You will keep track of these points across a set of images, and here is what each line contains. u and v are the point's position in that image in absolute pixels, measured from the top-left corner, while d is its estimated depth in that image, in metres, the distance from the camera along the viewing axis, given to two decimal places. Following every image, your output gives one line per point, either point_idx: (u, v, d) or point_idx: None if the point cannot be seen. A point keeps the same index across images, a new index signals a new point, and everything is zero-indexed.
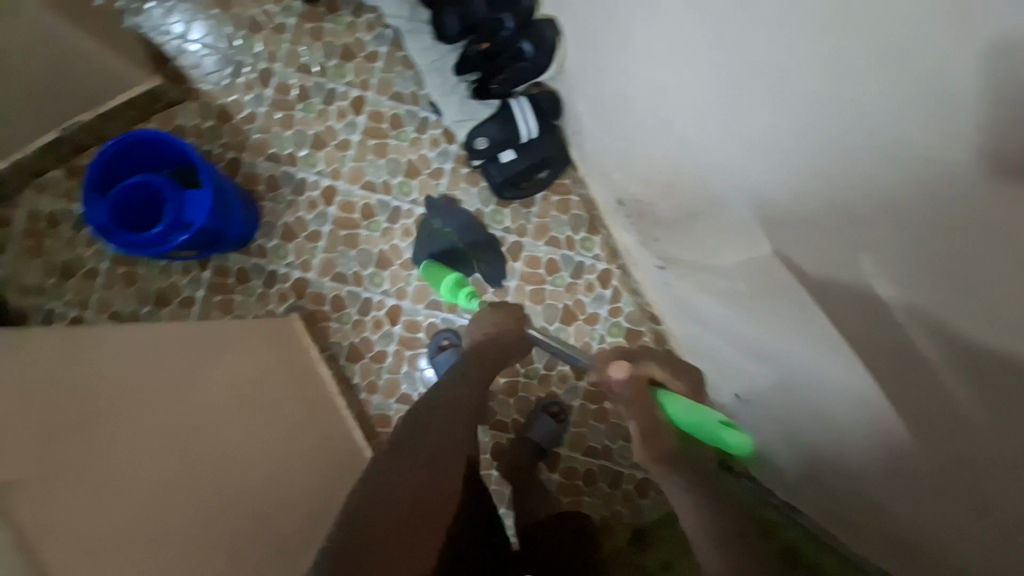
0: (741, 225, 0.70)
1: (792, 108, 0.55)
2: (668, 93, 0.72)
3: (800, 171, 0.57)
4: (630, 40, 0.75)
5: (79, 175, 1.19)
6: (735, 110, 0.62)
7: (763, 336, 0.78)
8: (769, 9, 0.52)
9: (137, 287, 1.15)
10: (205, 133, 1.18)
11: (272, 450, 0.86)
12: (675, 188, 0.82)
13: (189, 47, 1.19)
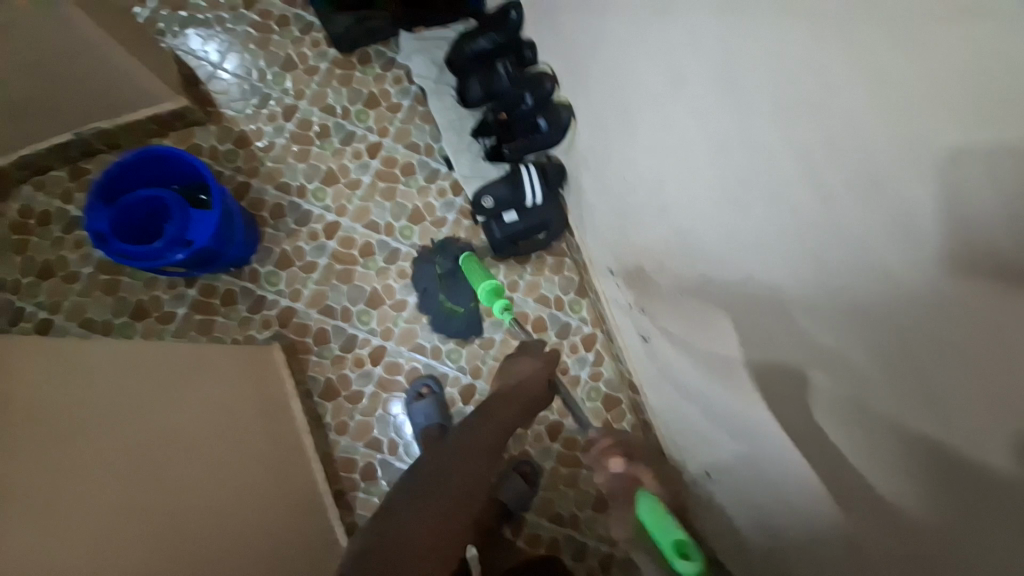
0: (723, 307, 0.73)
1: (767, 203, 0.60)
2: (668, 176, 0.78)
3: (779, 268, 0.60)
4: (638, 126, 0.82)
5: (84, 178, 1.19)
6: (725, 201, 0.67)
7: (733, 413, 0.80)
8: (758, 121, 0.57)
9: (116, 297, 1.12)
10: (220, 155, 1.21)
11: (223, 472, 0.82)
12: (663, 262, 0.87)
13: (221, 75, 1.25)
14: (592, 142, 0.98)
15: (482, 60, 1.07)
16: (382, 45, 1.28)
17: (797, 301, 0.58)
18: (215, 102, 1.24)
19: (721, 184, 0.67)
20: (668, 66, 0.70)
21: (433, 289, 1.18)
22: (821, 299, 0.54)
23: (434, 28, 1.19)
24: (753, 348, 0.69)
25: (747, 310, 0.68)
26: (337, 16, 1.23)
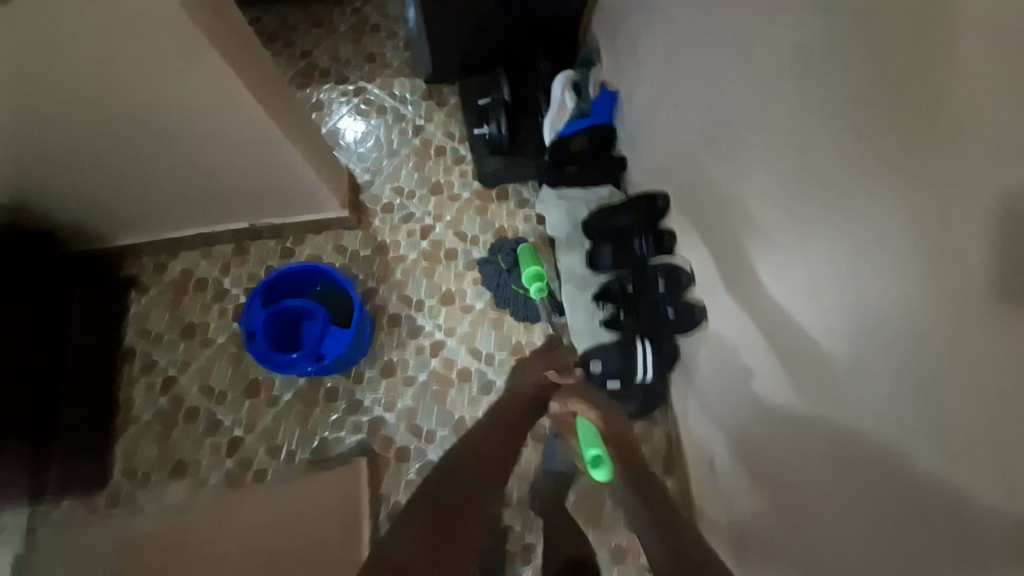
0: (846, 396, 0.64)
1: (830, 254, 0.65)
2: (786, 241, 0.73)
3: (936, 346, 0.51)
4: (756, 191, 0.79)
5: (242, 254, 1.32)
6: (861, 268, 0.60)
7: (783, 514, 0.79)
8: (909, 174, 0.52)
9: (237, 368, 1.22)
10: (359, 259, 1.33)
11: (269, 526, 1.07)
12: (775, 340, 0.79)
13: (379, 187, 1.41)
14: (671, 192, 1.06)
15: (619, 237, 1.11)
16: (521, 185, 1.39)
17: (857, 353, 0.61)
18: (368, 210, 1.38)
19: (788, 231, 0.72)
20: (753, 123, 0.77)
21: (503, 282, 1.29)
22: (882, 340, 0.58)
23: (577, 189, 1.26)
24: (809, 406, 0.71)
25: (810, 355, 0.70)
26: (489, 158, 1.36)
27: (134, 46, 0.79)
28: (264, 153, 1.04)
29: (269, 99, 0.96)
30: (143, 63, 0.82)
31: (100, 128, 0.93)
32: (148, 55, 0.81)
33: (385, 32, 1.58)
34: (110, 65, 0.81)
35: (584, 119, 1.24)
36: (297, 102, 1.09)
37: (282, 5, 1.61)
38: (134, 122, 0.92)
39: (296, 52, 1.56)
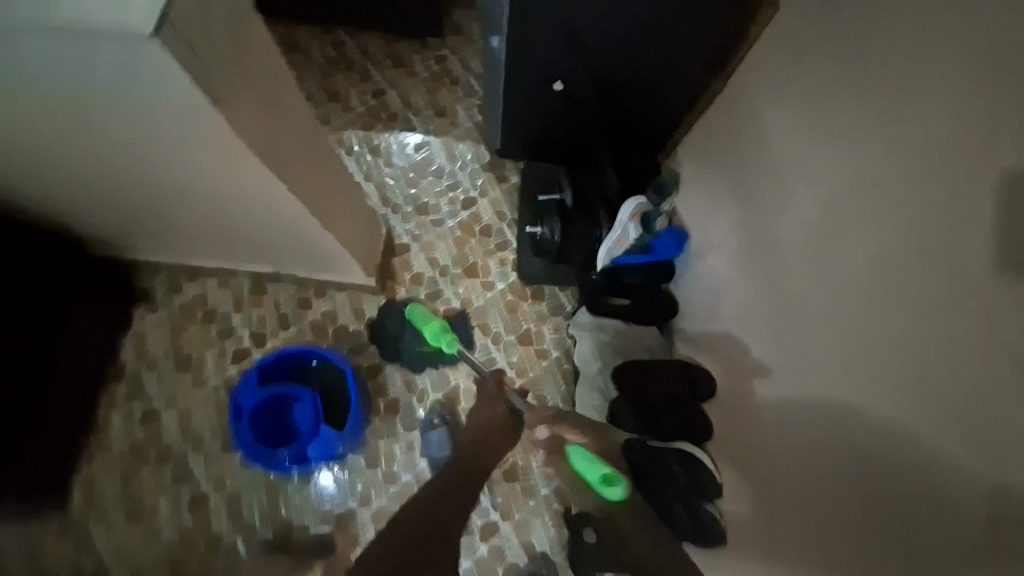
0: (860, 385, 0.81)
1: (878, 269, 0.85)
2: (843, 254, 0.90)
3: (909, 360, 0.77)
4: (831, 210, 0.95)
5: (258, 292, 1.26)
6: (871, 299, 0.84)
7: None
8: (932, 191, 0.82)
9: (222, 417, 1.18)
10: (374, 328, 1.26)
11: None
12: (792, 327, 0.94)
13: (415, 255, 1.34)
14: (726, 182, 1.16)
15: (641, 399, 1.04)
16: (559, 290, 1.30)
17: (885, 346, 0.80)
18: (397, 277, 1.31)
19: (879, 207, 0.88)
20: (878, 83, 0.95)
21: (395, 346, 1.25)
22: (910, 336, 0.78)
23: (616, 321, 1.16)
24: (831, 419, 0.84)
25: (843, 340, 0.85)
26: (534, 257, 1.28)
27: (165, 148, 0.69)
28: (301, 231, 0.97)
29: (315, 195, 0.88)
30: (173, 160, 0.73)
31: (122, 187, 0.84)
32: (179, 156, 0.71)
33: (464, 89, 1.52)
34: (136, 154, 0.72)
35: (643, 254, 1.15)
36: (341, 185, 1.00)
37: (367, 35, 1.56)
38: (159, 192, 0.84)
39: (369, 88, 1.50)
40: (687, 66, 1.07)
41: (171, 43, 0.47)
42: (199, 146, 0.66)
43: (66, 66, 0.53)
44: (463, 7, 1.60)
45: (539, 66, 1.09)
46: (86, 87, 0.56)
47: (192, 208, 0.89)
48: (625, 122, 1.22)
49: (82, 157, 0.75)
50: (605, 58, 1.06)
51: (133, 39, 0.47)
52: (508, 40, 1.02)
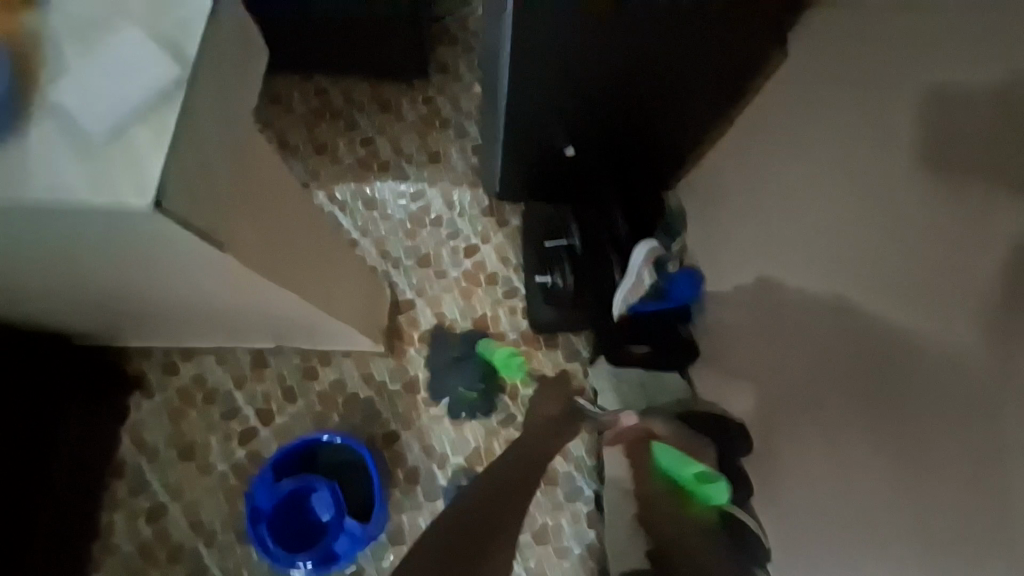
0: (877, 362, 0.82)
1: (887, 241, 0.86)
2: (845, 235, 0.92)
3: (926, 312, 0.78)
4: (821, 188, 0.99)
5: (260, 367, 1.20)
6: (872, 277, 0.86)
7: None
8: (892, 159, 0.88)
9: (234, 505, 1.12)
10: (386, 394, 1.21)
11: None
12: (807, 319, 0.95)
13: (421, 311, 1.29)
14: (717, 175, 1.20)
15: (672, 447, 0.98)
16: (573, 335, 1.26)
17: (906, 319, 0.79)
18: (404, 337, 1.26)
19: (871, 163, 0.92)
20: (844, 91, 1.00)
21: (449, 372, 1.21)
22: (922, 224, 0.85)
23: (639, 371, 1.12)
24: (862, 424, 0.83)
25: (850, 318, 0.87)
26: (544, 305, 1.22)
27: (161, 281, 0.63)
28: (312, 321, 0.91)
29: (321, 281, 0.83)
30: (167, 286, 0.67)
31: (111, 304, 0.78)
32: (176, 284, 0.65)
33: (455, 131, 1.47)
34: (125, 284, 0.65)
35: (656, 300, 1.10)
36: (346, 261, 0.95)
37: (350, 81, 1.50)
38: (152, 306, 0.77)
39: (357, 137, 1.44)
40: (693, 103, 1.04)
41: (177, 212, 0.42)
42: (206, 277, 0.61)
43: (50, 234, 0.47)
44: (445, 44, 1.56)
45: (541, 117, 1.05)
46: (79, 250, 0.52)
47: (189, 314, 0.83)
48: (629, 162, 1.19)
49: (70, 291, 0.69)
50: (609, 106, 1.03)
51: (127, 215, 0.41)
52: (508, 94, 0.99)
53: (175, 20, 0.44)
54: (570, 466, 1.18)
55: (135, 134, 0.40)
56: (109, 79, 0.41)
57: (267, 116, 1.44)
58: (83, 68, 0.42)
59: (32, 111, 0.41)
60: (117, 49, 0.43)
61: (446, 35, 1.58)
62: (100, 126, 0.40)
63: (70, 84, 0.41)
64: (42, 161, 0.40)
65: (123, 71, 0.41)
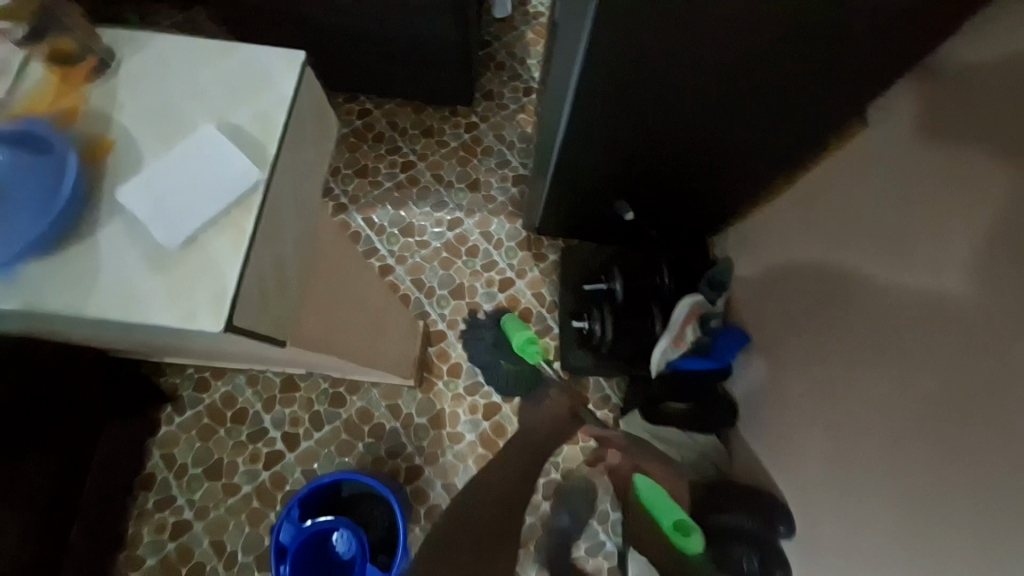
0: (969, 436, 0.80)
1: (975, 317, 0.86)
2: None
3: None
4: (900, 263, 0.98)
5: (290, 389, 1.21)
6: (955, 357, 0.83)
7: None
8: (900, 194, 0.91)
9: (256, 528, 1.12)
10: (412, 427, 1.20)
11: None
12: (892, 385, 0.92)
13: (452, 343, 1.27)
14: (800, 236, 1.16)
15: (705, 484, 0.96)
16: (605, 380, 1.24)
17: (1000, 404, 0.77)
18: (434, 369, 1.24)
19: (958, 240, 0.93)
20: None
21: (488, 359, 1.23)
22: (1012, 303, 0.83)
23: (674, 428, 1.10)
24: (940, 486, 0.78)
25: None
26: (580, 351, 1.21)
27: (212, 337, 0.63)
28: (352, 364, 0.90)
29: (362, 327, 0.83)
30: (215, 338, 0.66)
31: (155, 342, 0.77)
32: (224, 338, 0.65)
33: (496, 159, 1.46)
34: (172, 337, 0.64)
35: (702, 357, 1.07)
36: (388, 302, 0.94)
37: (394, 103, 1.50)
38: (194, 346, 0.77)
39: (398, 161, 1.44)
40: (755, 159, 0.99)
41: (250, 322, 0.42)
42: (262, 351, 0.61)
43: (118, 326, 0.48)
44: (492, 71, 1.55)
45: (592, 168, 1.05)
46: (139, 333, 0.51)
47: (230, 353, 0.83)
48: (676, 211, 1.16)
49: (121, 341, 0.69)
50: (667, 154, 0.99)
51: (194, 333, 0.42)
52: (562, 148, 0.99)
53: (252, 134, 0.45)
54: (594, 517, 1.15)
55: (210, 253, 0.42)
56: (183, 198, 0.43)
57: None
58: (162, 179, 0.44)
59: (113, 224, 0.43)
60: (191, 158, 0.44)
61: (493, 61, 1.57)
62: (174, 237, 0.42)
63: (148, 200, 0.43)
64: (116, 272, 0.41)
65: (198, 189, 0.43)
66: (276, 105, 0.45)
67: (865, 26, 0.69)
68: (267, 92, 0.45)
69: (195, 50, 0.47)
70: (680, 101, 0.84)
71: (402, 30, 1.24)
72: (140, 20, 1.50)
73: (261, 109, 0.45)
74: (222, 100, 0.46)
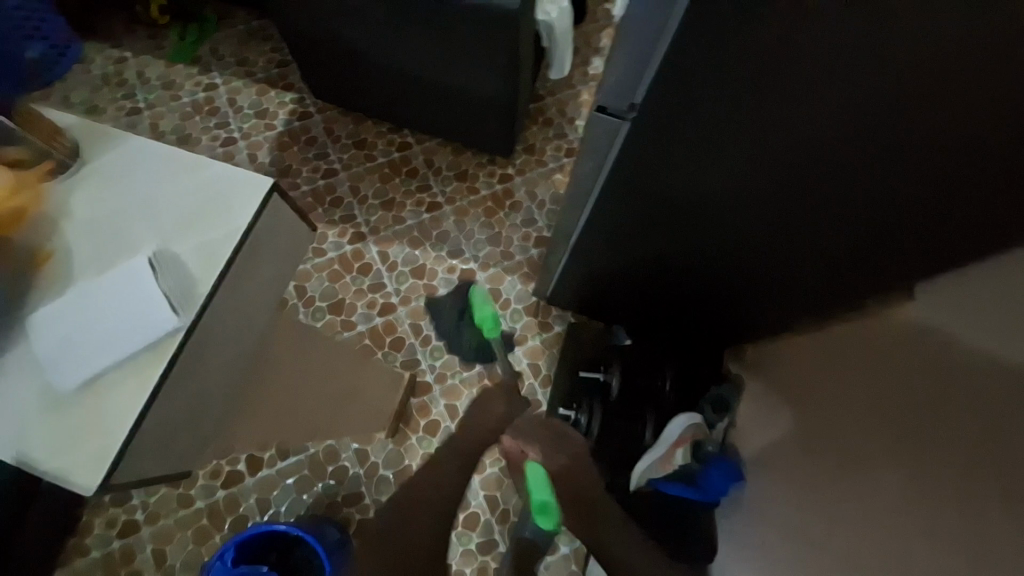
0: None
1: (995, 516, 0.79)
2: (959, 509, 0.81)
3: None
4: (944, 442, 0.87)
5: (267, 411, 1.20)
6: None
7: None
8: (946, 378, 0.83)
9: (202, 547, 1.11)
10: (376, 478, 1.16)
11: None
12: None
13: (436, 398, 1.23)
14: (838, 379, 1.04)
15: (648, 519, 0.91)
16: None
17: None
18: (412, 421, 1.21)
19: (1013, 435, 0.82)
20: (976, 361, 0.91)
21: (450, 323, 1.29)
22: None
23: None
24: None
25: None
26: None
27: None
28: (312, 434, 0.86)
29: None
30: None
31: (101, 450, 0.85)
32: None
33: (523, 215, 1.43)
34: None
35: (687, 485, 1.00)
36: None
37: (435, 141, 1.49)
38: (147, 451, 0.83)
39: (425, 200, 1.43)
40: (785, 289, 0.91)
41: None
42: None
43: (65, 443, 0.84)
44: (538, 126, 1.54)
45: (606, 261, 0.99)
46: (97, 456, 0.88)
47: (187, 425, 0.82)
48: (691, 322, 1.09)
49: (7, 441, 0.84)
50: (689, 264, 0.90)
51: (58, 397, 0.85)
52: (579, 236, 0.93)
53: (198, 253, 0.92)
54: None
55: (111, 380, 0.85)
56: (112, 294, 0.88)
57: (348, 158, 1.45)
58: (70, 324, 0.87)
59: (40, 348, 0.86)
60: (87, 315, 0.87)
61: (541, 116, 1.56)
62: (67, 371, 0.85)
63: (91, 295, 0.88)
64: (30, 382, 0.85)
65: (141, 313, 0.86)
66: (224, 229, 0.94)
67: (925, 213, 0.62)
68: (223, 212, 0.94)
69: (168, 176, 0.96)
70: (714, 220, 0.75)
71: (454, 81, 1.23)
72: (219, 20, 1.57)
73: (218, 229, 0.93)
74: (182, 211, 0.95)
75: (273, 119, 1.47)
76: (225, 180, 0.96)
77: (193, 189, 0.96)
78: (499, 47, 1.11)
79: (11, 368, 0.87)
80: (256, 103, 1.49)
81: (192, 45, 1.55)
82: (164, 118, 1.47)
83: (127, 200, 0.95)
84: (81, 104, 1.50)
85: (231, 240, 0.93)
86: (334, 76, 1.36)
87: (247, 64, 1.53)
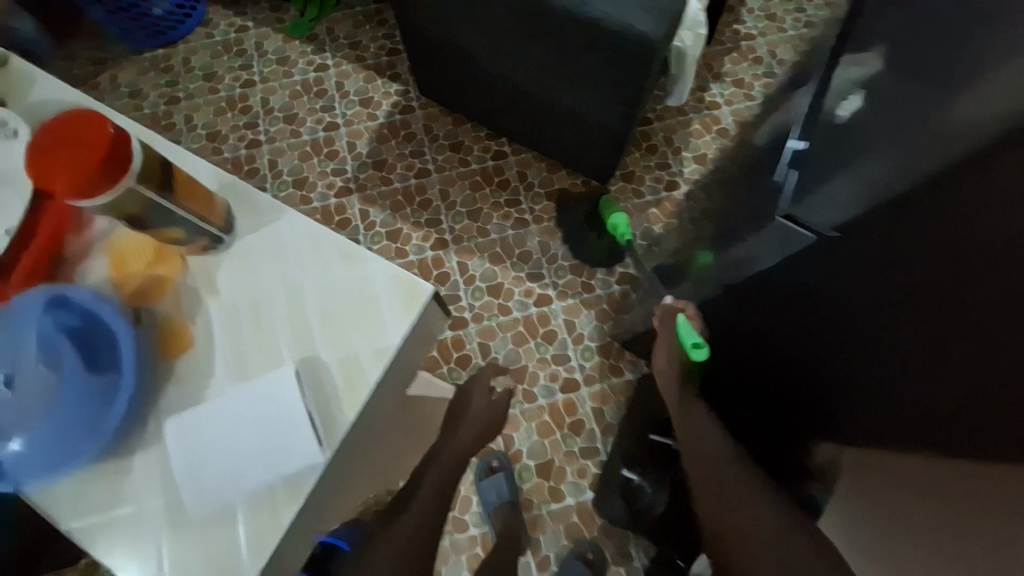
0: None
1: None
2: None
3: None
4: None
5: None
6: None
7: None
8: None
9: None
10: None
11: None
12: None
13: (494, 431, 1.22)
14: None
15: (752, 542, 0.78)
16: (631, 538, 1.15)
17: None
18: None
19: None
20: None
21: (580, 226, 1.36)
22: None
23: None
24: None
25: None
26: (616, 501, 1.15)
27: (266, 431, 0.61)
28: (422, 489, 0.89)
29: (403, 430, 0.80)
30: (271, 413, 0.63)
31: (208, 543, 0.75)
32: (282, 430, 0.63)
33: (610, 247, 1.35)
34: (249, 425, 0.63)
35: None
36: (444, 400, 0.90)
37: (533, 155, 1.44)
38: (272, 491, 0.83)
39: (512, 215, 1.38)
40: None
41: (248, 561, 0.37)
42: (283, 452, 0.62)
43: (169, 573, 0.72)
44: (641, 153, 1.44)
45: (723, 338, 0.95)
46: None
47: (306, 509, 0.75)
48: None
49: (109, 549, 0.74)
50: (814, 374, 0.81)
51: (186, 519, 0.73)
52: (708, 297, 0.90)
53: (345, 369, 0.78)
54: None
55: (234, 513, 0.72)
56: (247, 415, 0.73)
57: (442, 160, 1.42)
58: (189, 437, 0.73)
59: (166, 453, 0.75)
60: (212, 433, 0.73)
61: (646, 141, 1.45)
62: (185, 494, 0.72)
63: (223, 406, 0.74)
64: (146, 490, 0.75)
65: (280, 443, 0.72)
66: (372, 340, 0.80)
67: None
68: (375, 323, 0.80)
69: (322, 268, 0.83)
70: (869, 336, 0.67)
71: (569, 104, 1.17)
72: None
73: (370, 345, 0.80)
74: (333, 314, 0.81)
75: (376, 109, 1.46)
76: (383, 282, 0.82)
77: (347, 290, 0.82)
78: (628, 77, 1.02)
79: (136, 473, 0.75)
80: (362, 90, 1.48)
81: (311, 22, 1.55)
82: (275, 93, 1.49)
83: (273, 283, 0.83)
84: (200, 68, 1.54)
85: (380, 361, 0.79)
86: (444, 75, 1.32)
87: (359, 49, 1.52)
